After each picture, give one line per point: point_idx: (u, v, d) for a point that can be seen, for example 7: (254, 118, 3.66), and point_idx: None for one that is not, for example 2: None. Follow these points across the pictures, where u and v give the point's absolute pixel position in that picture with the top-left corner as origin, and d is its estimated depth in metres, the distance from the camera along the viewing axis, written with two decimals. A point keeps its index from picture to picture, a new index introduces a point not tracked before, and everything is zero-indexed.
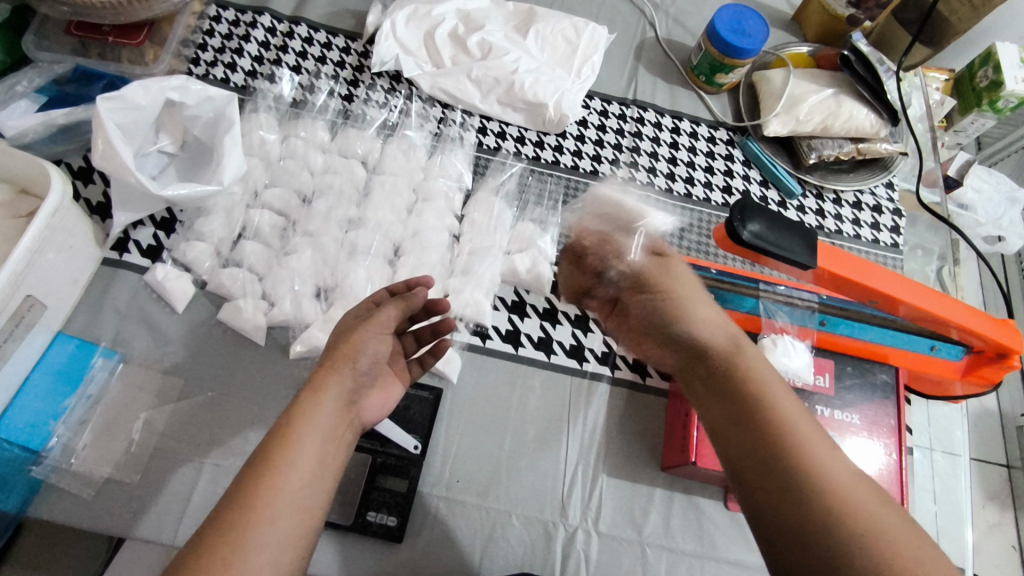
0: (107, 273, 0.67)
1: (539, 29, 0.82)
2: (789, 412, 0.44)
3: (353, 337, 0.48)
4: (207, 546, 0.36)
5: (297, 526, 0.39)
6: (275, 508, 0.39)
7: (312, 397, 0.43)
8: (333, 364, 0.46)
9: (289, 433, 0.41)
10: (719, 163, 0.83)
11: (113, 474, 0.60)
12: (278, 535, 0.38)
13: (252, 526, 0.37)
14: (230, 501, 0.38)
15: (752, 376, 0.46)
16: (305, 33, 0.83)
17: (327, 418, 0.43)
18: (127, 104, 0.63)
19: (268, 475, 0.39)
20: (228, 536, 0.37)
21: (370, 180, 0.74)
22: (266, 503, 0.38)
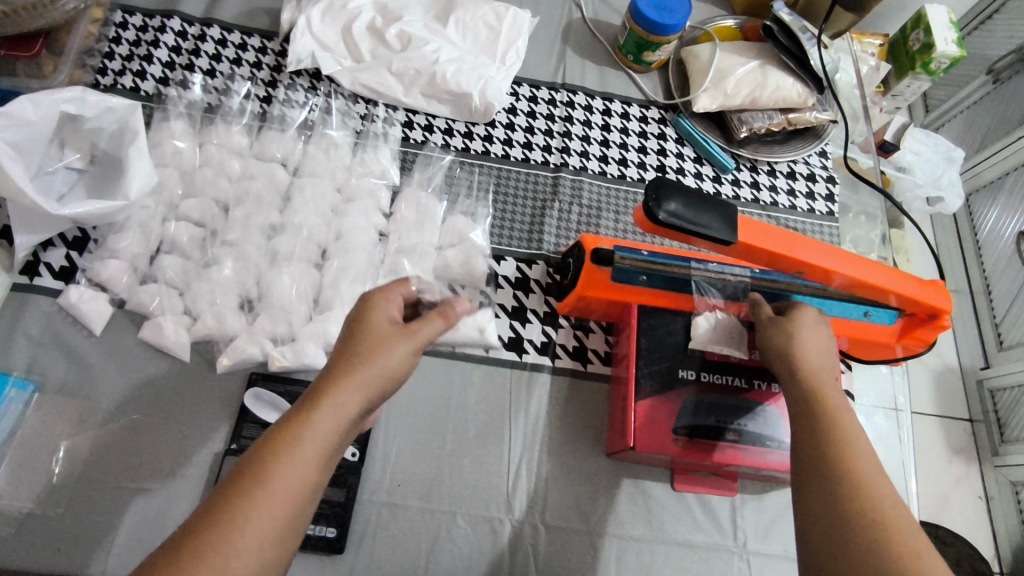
0: (18, 300, 0.64)
1: (459, 16, 0.80)
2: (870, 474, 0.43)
3: (377, 350, 0.43)
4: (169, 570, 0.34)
5: (272, 556, 0.36)
6: (257, 529, 0.36)
7: (316, 405, 0.40)
8: (351, 369, 0.42)
9: (285, 443, 0.38)
10: (652, 143, 0.82)
11: (33, 508, 0.57)
12: (252, 562, 0.35)
13: (215, 562, 0.34)
14: (207, 515, 0.36)
15: (843, 414, 0.47)
16: (217, 35, 0.80)
17: (336, 428, 0.40)
18: (16, 121, 0.59)
19: (258, 492, 0.36)
20: (199, 557, 0.34)
21: (293, 183, 0.72)
22: (244, 522, 0.36)
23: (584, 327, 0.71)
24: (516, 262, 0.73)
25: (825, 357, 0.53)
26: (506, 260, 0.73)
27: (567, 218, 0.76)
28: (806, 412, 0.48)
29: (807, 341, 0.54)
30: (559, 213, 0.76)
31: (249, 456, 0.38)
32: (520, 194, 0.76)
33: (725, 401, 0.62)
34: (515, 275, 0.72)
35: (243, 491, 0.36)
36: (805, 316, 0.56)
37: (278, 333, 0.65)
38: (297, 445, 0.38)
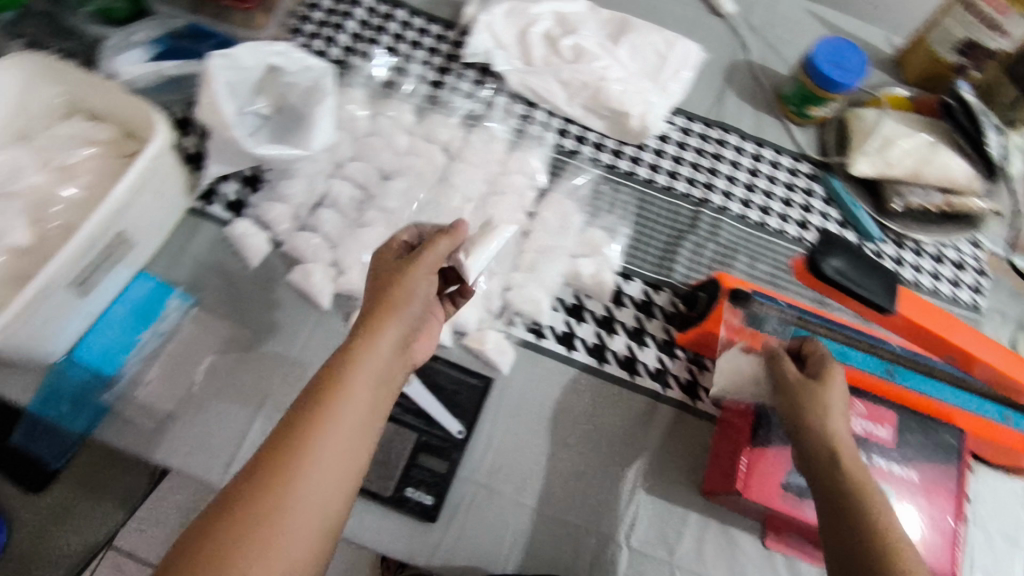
0: (192, 222, 0.70)
1: (632, 40, 0.82)
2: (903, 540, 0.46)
3: (405, 281, 0.48)
4: (254, 493, 0.38)
5: (348, 471, 0.42)
6: (320, 467, 0.40)
7: (357, 350, 0.44)
8: (384, 313, 0.46)
9: (330, 386, 0.42)
10: (797, 197, 0.82)
11: (173, 411, 0.62)
12: (317, 497, 0.40)
13: (294, 485, 0.39)
14: (271, 455, 0.40)
15: (865, 485, 0.49)
16: (403, 17, 0.84)
17: (377, 365, 0.44)
18: (236, 64, 0.66)
19: (311, 436, 0.40)
20: (266, 501, 0.38)
21: (449, 166, 0.75)
22: (305, 464, 0.40)
23: (700, 363, 0.71)
24: (643, 284, 0.74)
25: (843, 412, 0.54)
26: (634, 280, 0.74)
27: (701, 253, 0.76)
28: (830, 479, 0.50)
29: (832, 401, 0.54)
30: (693, 246, 0.76)
31: (291, 412, 0.42)
32: (659, 221, 0.77)
33: None
34: (641, 297, 0.73)
35: (293, 437, 0.40)
36: (834, 375, 0.56)
37: None
38: (347, 392, 0.42)
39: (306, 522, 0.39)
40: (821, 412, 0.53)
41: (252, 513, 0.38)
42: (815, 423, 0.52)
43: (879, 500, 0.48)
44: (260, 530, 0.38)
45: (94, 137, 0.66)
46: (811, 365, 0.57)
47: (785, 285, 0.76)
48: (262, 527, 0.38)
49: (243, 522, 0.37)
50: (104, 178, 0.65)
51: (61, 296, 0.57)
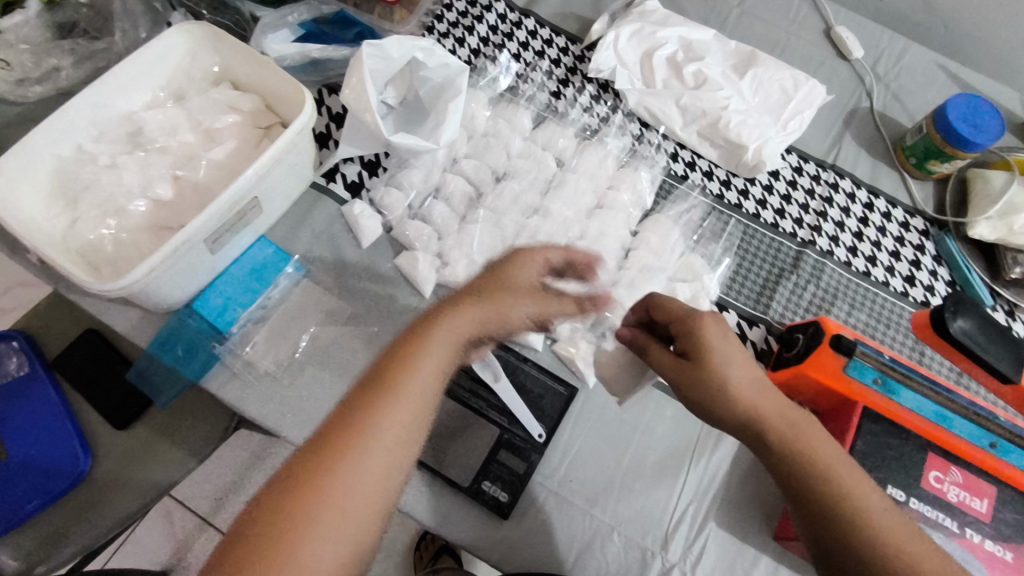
0: (313, 196, 0.74)
1: (757, 73, 0.82)
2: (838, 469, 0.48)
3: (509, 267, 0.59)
4: (297, 493, 0.43)
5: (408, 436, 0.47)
6: (380, 440, 0.46)
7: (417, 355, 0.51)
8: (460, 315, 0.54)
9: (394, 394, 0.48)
10: (907, 251, 0.79)
11: (276, 372, 0.66)
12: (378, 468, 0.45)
13: (347, 465, 0.44)
14: (315, 455, 0.45)
15: (790, 441, 0.49)
16: (531, 27, 0.87)
17: (440, 345, 0.52)
18: (383, 55, 0.69)
19: (342, 441, 0.45)
20: (313, 495, 0.43)
21: (559, 175, 0.77)
22: (363, 445, 0.45)
23: None
24: (738, 317, 0.73)
25: (740, 358, 0.52)
26: (729, 312, 0.73)
27: (799, 295, 0.75)
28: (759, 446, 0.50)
29: (722, 367, 0.51)
30: (792, 286, 0.75)
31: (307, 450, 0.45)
32: (760, 255, 0.76)
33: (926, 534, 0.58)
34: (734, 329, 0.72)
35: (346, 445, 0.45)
36: (710, 333, 0.53)
37: None
38: (397, 395, 0.48)
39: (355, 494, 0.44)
40: (719, 388, 0.51)
41: (304, 507, 0.42)
42: (718, 401, 0.51)
43: (807, 447, 0.49)
44: (313, 517, 0.42)
45: (239, 105, 0.71)
46: (681, 340, 0.54)
47: (884, 339, 0.73)
48: (316, 517, 0.42)
49: (289, 517, 0.42)
50: (244, 145, 0.70)
51: (196, 250, 0.61)
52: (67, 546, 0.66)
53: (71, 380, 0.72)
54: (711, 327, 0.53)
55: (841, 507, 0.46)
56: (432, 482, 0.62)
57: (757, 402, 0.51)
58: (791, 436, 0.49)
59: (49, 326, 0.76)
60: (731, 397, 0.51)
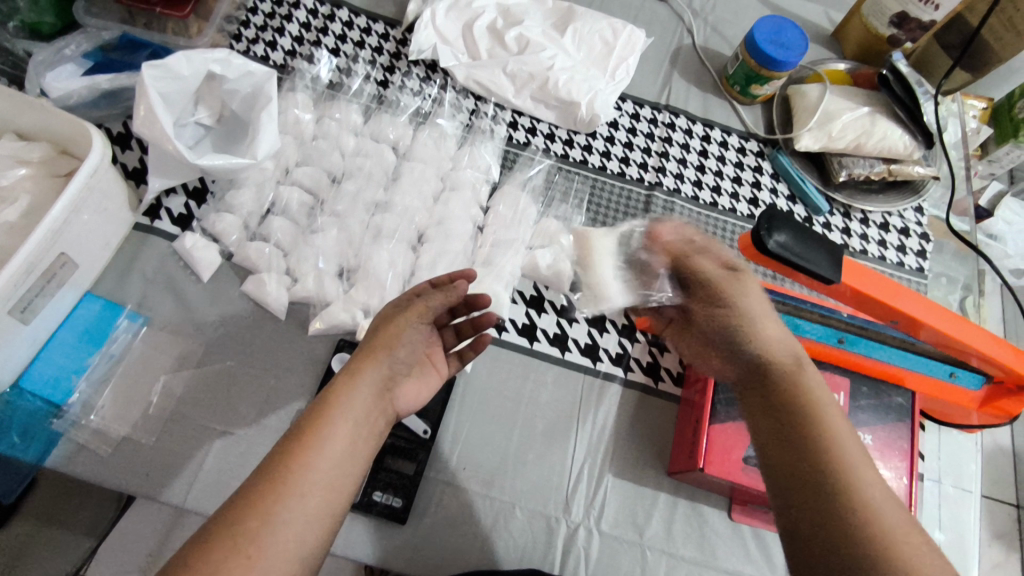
0: (138, 238, 0.68)
1: (576, 28, 0.82)
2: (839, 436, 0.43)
3: (393, 324, 0.49)
4: (200, 555, 0.36)
5: (325, 511, 0.41)
6: (304, 484, 0.40)
7: (335, 396, 0.44)
8: (367, 357, 0.47)
9: (306, 440, 0.42)
10: (747, 175, 0.83)
11: (130, 433, 0.61)
12: (303, 511, 0.40)
13: (260, 531, 0.38)
14: (215, 530, 0.38)
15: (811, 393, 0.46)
16: (345, 17, 0.83)
17: (358, 404, 0.44)
18: (170, 74, 0.64)
19: (267, 487, 0.39)
20: (225, 548, 0.37)
21: (399, 165, 0.75)
22: (285, 490, 0.39)
23: (660, 345, 0.72)
24: None
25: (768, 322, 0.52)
26: None
27: None
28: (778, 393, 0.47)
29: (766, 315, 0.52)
30: None
31: (221, 513, 0.39)
32: (612, 206, 0.78)
33: None
34: None
35: (263, 490, 0.39)
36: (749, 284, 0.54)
37: (370, 305, 0.67)
38: (326, 430, 0.42)
39: (276, 543, 0.38)
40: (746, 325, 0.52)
41: (213, 565, 0.36)
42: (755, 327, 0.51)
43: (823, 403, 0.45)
44: (230, 566, 0.36)
45: (26, 156, 0.64)
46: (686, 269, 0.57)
47: (739, 264, 0.76)
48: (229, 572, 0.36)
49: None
50: (42, 199, 0.63)
51: (2, 324, 0.55)
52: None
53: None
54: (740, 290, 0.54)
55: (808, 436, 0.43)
56: None
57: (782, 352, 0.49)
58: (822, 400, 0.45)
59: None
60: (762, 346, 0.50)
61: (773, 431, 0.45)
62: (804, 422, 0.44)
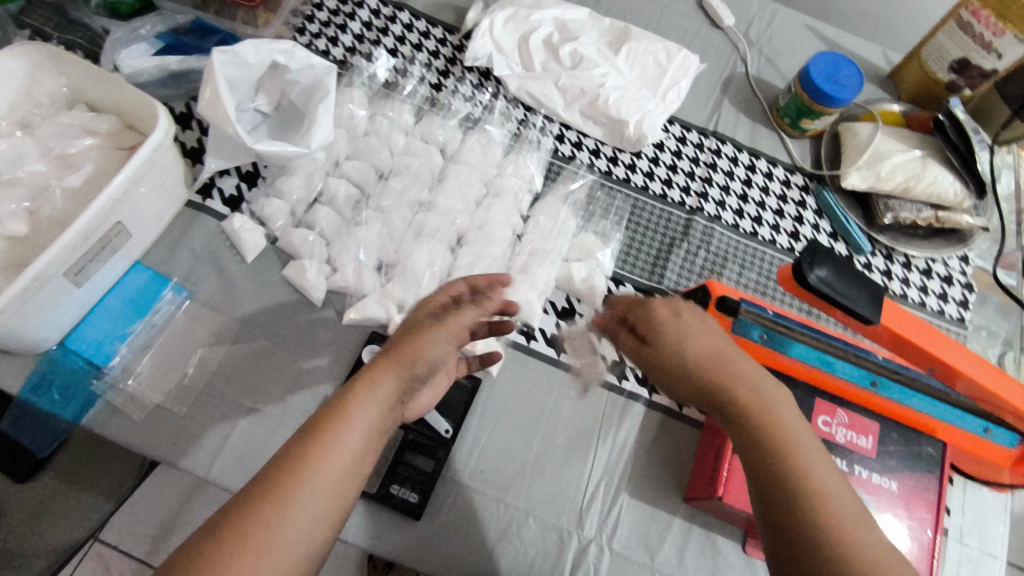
0: (189, 215, 0.71)
1: (631, 48, 0.83)
2: (817, 469, 0.42)
3: (421, 335, 0.48)
4: (212, 547, 0.37)
5: (333, 510, 0.41)
6: (314, 485, 0.41)
7: (351, 398, 0.44)
8: (385, 362, 0.47)
9: (317, 439, 0.42)
10: (790, 208, 0.82)
11: (164, 402, 0.63)
12: (311, 512, 0.40)
13: (272, 529, 0.39)
14: (227, 524, 0.38)
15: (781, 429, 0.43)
16: (406, 20, 0.85)
17: (372, 411, 0.44)
18: (238, 61, 0.66)
19: (277, 487, 0.40)
20: (237, 542, 0.38)
21: (445, 167, 0.76)
22: (296, 490, 0.40)
23: None
24: (635, 290, 0.74)
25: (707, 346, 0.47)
26: (626, 285, 0.74)
27: (692, 261, 0.77)
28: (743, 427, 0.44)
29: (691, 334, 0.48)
30: (685, 253, 0.77)
31: (233, 507, 0.39)
32: (651, 227, 0.78)
33: None
34: None
35: (271, 493, 0.39)
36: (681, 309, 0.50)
37: (405, 301, 0.68)
38: (341, 434, 0.42)
39: (286, 542, 0.39)
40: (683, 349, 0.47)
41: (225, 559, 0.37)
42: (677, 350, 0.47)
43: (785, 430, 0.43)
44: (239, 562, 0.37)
45: (94, 127, 0.67)
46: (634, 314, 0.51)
47: (774, 296, 0.76)
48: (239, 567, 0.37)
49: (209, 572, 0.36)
50: (104, 169, 0.66)
51: (56, 285, 0.58)
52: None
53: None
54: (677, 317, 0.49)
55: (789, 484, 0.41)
56: None
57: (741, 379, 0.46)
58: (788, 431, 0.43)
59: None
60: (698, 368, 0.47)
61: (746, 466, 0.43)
62: (775, 461, 0.42)
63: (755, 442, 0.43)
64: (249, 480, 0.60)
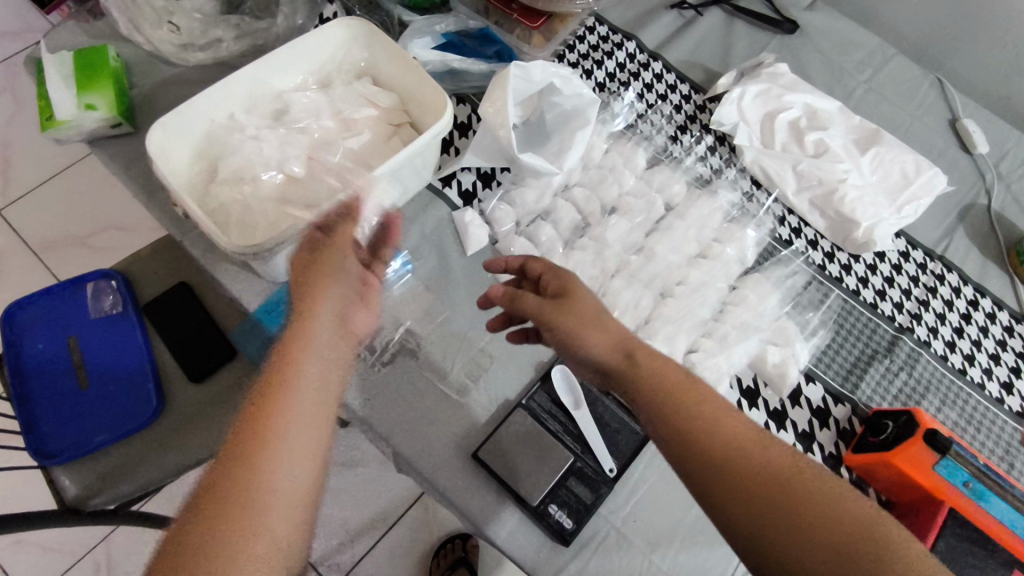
0: (428, 197, 0.76)
1: (879, 151, 0.82)
2: (713, 421, 0.49)
3: (316, 315, 0.51)
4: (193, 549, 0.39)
5: (314, 450, 0.46)
6: (281, 450, 0.44)
7: (273, 406, 0.45)
8: (302, 320, 0.50)
9: (258, 447, 0.43)
10: (1008, 357, 0.77)
11: (367, 356, 0.67)
12: (287, 464, 0.44)
13: (250, 512, 0.41)
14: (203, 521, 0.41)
15: (692, 400, 0.50)
16: (658, 70, 0.88)
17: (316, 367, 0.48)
18: (526, 77, 0.72)
19: (249, 489, 0.42)
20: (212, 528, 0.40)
21: (665, 218, 0.78)
22: (259, 467, 0.43)
23: (862, 490, 0.68)
24: (824, 391, 0.72)
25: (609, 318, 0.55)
26: (816, 383, 0.72)
27: (890, 380, 0.73)
28: (660, 409, 0.49)
29: (585, 311, 0.54)
30: (884, 370, 0.74)
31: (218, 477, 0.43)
32: (856, 333, 0.75)
33: None
34: (818, 403, 0.71)
35: (234, 477, 0.42)
36: (578, 291, 0.56)
37: None
38: (283, 406, 0.45)
39: (279, 496, 0.43)
40: (591, 325, 0.53)
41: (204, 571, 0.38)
42: (577, 329, 0.53)
43: (688, 400, 0.50)
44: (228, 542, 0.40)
45: (378, 100, 0.74)
46: (550, 281, 0.58)
47: (973, 442, 0.71)
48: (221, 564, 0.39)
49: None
50: (377, 140, 0.73)
51: None
52: (125, 484, 0.69)
53: (157, 327, 0.75)
54: (580, 288, 0.56)
55: (712, 445, 0.48)
56: (498, 494, 0.63)
57: (640, 354, 0.52)
58: (682, 392, 0.50)
59: (147, 269, 0.78)
60: (601, 350, 0.53)
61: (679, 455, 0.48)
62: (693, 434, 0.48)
63: (672, 413, 0.49)
64: (425, 455, 0.64)
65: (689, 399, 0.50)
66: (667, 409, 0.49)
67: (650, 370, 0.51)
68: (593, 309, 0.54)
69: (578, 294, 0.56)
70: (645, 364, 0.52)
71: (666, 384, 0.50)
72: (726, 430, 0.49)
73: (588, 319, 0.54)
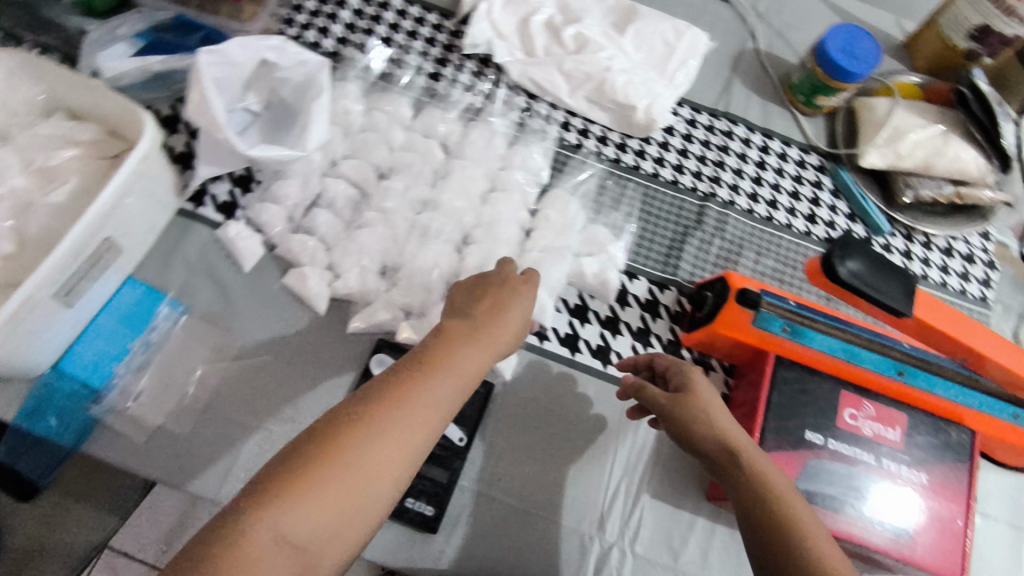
0: (181, 224, 0.67)
1: (637, 28, 0.79)
2: (804, 511, 0.46)
3: (510, 305, 0.50)
4: (266, 490, 0.37)
5: (397, 465, 0.40)
6: (391, 418, 0.41)
7: (414, 377, 0.43)
8: (450, 336, 0.46)
9: (381, 404, 0.41)
10: (806, 190, 0.79)
11: (163, 423, 0.60)
12: (379, 460, 0.39)
13: (326, 469, 0.38)
14: (297, 457, 0.38)
15: (773, 482, 0.47)
16: (399, 6, 0.81)
17: (446, 385, 0.44)
18: (225, 60, 0.64)
19: (347, 438, 0.39)
20: (291, 484, 0.37)
21: (447, 163, 0.73)
22: (372, 427, 0.40)
23: (706, 363, 0.70)
24: (649, 283, 0.72)
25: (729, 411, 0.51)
26: (639, 278, 0.72)
27: (706, 250, 0.74)
28: (741, 485, 0.47)
29: (710, 403, 0.51)
30: (699, 243, 0.74)
31: (315, 432, 0.40)
32: (664, 215, 0.75)
33: (847, 473, 0.59)
34: (646, 296, 0.71)
35: (339, 433, 0.39)
36: (700, 381, 0.53)
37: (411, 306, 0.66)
38: (410, 389, 0.42)
39: (353, 467, 0.39)
40: (706, 416, 0.50)
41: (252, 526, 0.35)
42: (714, 419, 0.50)
43: (775, 480, 0.47)
44: (304, 498, 0.37)
45: (75, 136, 0.63)
46: (675, 379, 0.54)
47: (791, 283, 0.74)
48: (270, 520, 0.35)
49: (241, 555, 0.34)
50: (90, 181, 0.62)
51: (46, 308, 0.55)
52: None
53: None
54: (705, 384, 0.53)
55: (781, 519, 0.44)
56: None
57: (744, 443, 0.49)
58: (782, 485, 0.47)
59: None
60: (715, 428, 0.50)
61: (750, 533, 0.45)
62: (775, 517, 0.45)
63: (755, 490, 0.46)
64: None
65: (780, 482, 0.47)
66: (753, 486, 0.46)
67: (751, 449, 0.49)
68: (715, 404, 0.51)
69: (704, 392, 0.52)
70: (753, 456, 0.48)
71: (759, 466, 0.48)
72: (806, 513, 0.45)
73: (710, 408, 0.51)
